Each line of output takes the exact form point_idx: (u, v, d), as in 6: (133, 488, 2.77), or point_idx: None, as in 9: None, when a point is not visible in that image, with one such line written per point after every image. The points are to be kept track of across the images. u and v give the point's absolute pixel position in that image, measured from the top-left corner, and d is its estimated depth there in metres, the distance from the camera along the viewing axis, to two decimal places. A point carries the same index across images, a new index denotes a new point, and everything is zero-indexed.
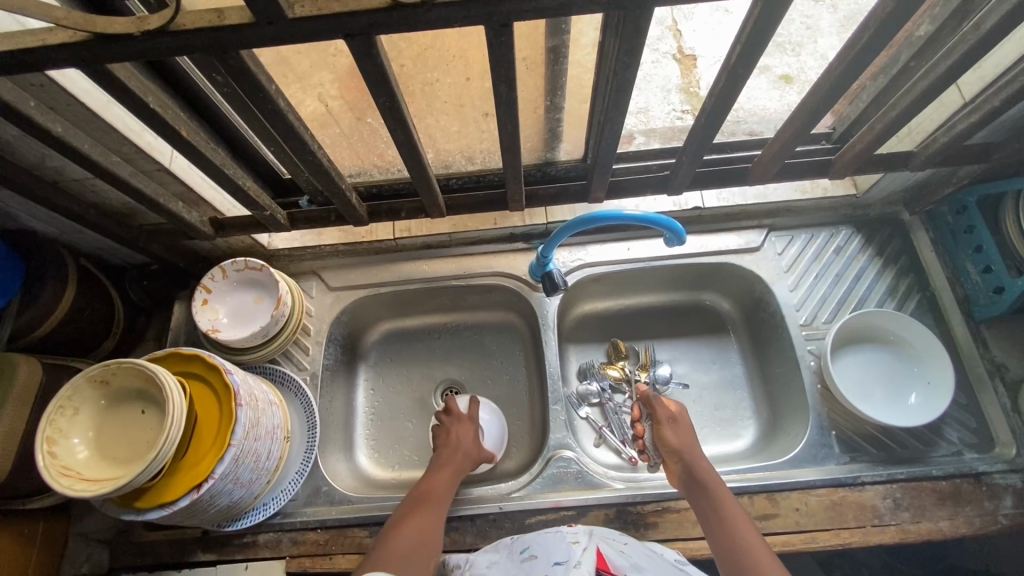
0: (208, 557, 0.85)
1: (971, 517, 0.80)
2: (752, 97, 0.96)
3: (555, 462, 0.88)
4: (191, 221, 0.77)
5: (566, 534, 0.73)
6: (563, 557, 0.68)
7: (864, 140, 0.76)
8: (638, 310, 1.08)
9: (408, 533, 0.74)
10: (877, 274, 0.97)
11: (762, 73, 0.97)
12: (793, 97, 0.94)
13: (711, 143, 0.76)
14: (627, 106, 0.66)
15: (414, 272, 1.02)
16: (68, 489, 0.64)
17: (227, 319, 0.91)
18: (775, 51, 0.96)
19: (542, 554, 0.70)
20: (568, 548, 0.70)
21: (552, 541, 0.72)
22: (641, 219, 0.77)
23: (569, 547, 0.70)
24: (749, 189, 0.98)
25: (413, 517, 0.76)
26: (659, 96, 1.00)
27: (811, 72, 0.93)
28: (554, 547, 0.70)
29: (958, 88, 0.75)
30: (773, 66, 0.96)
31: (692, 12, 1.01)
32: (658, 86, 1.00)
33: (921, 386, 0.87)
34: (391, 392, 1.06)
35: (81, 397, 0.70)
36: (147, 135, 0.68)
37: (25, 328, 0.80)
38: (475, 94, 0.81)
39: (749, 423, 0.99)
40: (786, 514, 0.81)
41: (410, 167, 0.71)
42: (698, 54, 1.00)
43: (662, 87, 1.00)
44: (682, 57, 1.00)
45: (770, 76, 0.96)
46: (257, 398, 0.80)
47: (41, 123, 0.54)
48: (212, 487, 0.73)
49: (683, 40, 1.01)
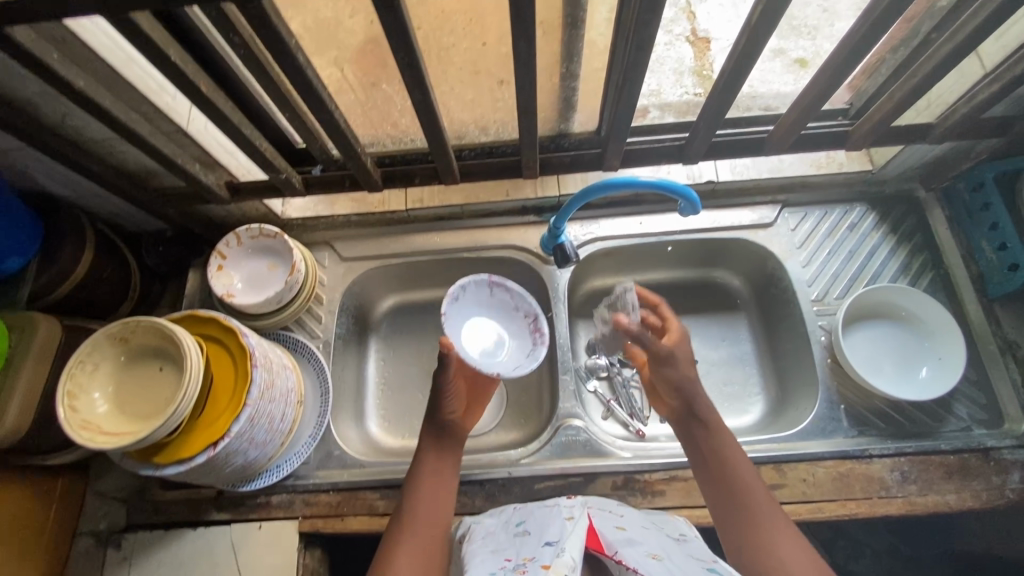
0: (222, 516, 0.87)
1: (978, 491, 0.80)
2: (765, 81, 0.92)
3: (564, 431, 0.89)
4: (208, 184, 0.78)
5: (562, 509, 0.69)
6: (554, 535, 0.63)
7: (882, 111, 0.75)
8: (649, 286, 1.08)
9: (428, 519, 0.70)
10: (891, 251, 0.96)
11: (776, 57, 0.91)
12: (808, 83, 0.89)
13: (727, 113, 0.76)
14: (646, 68, 0.65)
15: (425, 244, 1.03)
16: (90, 441, 0.65)
17: (242, 285, 0.92)
18: (790, 35, 0.89)
19: (536, 532, 0.66)
20: (561, 524, 0.65)
21: (547, 517, 0.68)
22: (656, 184, 0.77)
23: (563, 523, 0.65)
24: (762, 163, 1.00)
25: (428, 500, 0.72)
26: (671, 79, 0.96)
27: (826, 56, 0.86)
28: (549, 525, 0.66)
29: (980, 58, 0.74)
30: (788, 50, 0.91)
31: None
32: (670, 69, 0.96)
33: (932, 361, 0.87)
34: (401, 363, 1.07)
35: (101, 353, 0.71)
36: (164, 95, 0.68)
37: (44, 288, 0.81)
38: (490, 61, 0.81)
39: (758, 398, 0.99)
40: (793, 484, 0.82)
41: (427, 129, 0.71)
42: (712, 37, 0.94)
43: (674, 70, 0.96)
44: (695, 39, 0.95)
45: (785, 60, 0.91)
46: (271, 360, 0.81)
47: (65, 76, 0.55)
48: (228, 445, 0.74)
49: (698, 22, 0.95)
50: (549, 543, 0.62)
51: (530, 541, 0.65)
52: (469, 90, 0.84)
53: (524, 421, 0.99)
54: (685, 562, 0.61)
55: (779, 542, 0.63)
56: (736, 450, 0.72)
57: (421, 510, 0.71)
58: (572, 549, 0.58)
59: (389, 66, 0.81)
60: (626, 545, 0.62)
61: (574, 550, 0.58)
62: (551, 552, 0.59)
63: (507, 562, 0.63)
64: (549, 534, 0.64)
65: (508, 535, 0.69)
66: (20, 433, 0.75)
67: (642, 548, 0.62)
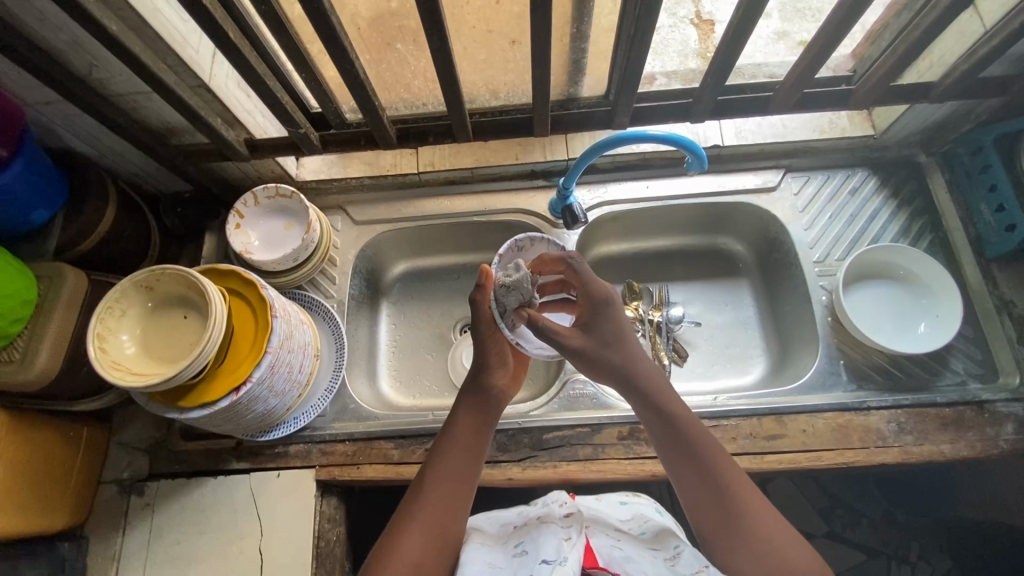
0: (242, 465, 0.90)
1: (972, 441, 0.83)
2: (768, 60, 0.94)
3: (572, 384, 0.92)
4: (229, 139, 0.81)
5: (559, 528, 0.65)
6: (551, 554, 0.60)
7: (883, 69, 0.77)
8: (654, 252, 1.11)
9: (445, 500, 0.66)
10: (891, 215, 0.98)
11: (780, 39, 0.94)
12: None
13: (733, 68, 0.77)
14: (657, 18, 0.67)
15: (436, 209, 1.05)
16: (120, 379, 0.68)
17: (259, 243, 0.95)
18: (793, 17, 0.94)
19: (533, 550, 0.63)
20: (558, 543, 0.62)
21: (543, 534, 0.65)
22: (665, 138, 0.80)
23: (559, 543, 0.62)
24: (767, 128, 1.00)
25: (451, 478, 0.68)
26: (675, 62, 0.98)
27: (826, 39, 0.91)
28: (545, 543, 0.63)
29: (978, 16, 0.76)
30: (791, 32, 0.94)
31: None
32: (675, 51, 0.98)
33: (930, 318, 0.90)
34: (412, 326, 1.10)
35: (129, 300, 0.74)
36: (189, 47, 0.71)
37: (70, 242, 0.84)
38: (503, 19, 0.82)
39: (760, 359, 1.02)
40: (794, 434, 0.85)
41: (442, 74, 0.74)
42: (716, 19, 0.98)
43: (679, 53, 0.98)
44: (700, 22, 0.98)
45: (789, 42, 0.94)
46: (289, 313, 0.84)
47: (98, 18, 0.58)
48: (250, 391, 0.77)
49: (702, 5, 0.99)
50: (546, 560, 0.59)
51: (527, 560, 0.62)
52: (482, 50, 0.86)
53: (531, 381, 1.01)
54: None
55: (754, 514, 0.62)
56: (693, 418, 0.68)
57: (441, 489, 0.67)
58: (572, 562, 0.56)
59: (403, 26, 0.83)
60: (622, 564, 0.61)
61: (574, 564, 0.56)
62: (548, 568, 0.57)
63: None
64: (545, 551, 0.61)
65: (506, 554, 0.66)
66: (50, 377, 0.77)
67: (636, 567, 0.60)
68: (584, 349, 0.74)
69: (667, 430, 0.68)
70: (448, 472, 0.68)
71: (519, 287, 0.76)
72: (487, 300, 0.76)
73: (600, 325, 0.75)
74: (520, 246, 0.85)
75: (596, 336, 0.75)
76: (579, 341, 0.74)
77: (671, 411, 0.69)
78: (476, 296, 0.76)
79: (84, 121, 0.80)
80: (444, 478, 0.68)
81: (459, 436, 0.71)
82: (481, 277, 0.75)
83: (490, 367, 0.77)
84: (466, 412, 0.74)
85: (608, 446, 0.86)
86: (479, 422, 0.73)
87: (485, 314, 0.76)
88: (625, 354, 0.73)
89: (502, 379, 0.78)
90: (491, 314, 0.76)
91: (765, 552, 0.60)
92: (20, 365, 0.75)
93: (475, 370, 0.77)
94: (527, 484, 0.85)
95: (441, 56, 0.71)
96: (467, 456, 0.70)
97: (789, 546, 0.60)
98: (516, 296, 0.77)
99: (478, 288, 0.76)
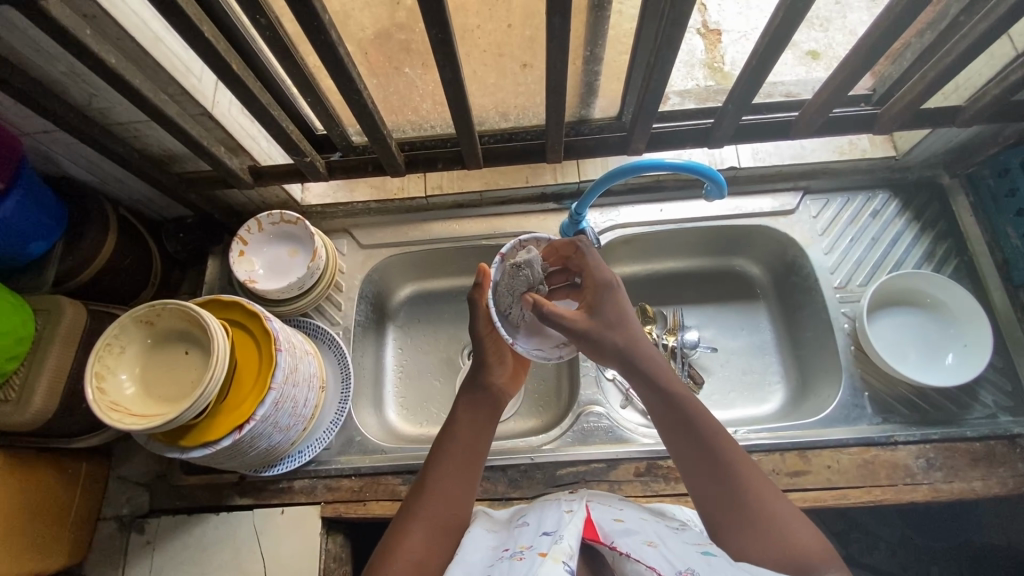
0: (245, 501, 0.87)
1: (1005, 478, 0.80)
2: (776, 72, 0.90)
3: (585, 417, 0.89)
4: (232, 167, 0.78)
5: (561, 503, 0.61)
6: (551, 527, 0.56)
7: (913, 92, 0.74)
8: (668, 273, 1.08)
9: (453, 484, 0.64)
10: (914, 238, 0.95)
11: (789, 48, 0.91)
12: (818, 74, 0.89)
13: (756, 94, 0.74)
14: (678, 46, 0.64)
15: (443, 232, 1.02)
16: (119, 421, 0.65)
17: (263, 271, 0.92)
18: (802, 26, 0.90)
19: (533, 525, 0.59)
20: (559, 517, 0.58)
21: (545, 509, 0.62)
22: (682, 165, 0.78)
23: (560, 516, 0.58)
24: (786, 149, 0.97)
25: (455, 465, 0.65)
26: (682, 71, 0.94)
27: (840, 48, 0.88)
28: (546, 518, 0.59)
29: (1011, 40, 0.73)
30: (800, 42, 0.91)
31: None
32: (681, 60, 0.95)
33: (957, 347, 0.87)
34: (419, 351, 1.07)
35: (128, 336, 0.71)
36: (191, 77, 0.69)
37: (68, 274, 0.82)
38: (515, 43, 0.80)
39: (778, 386, 0.99)
40: (817, 471, 0.82)
41: (453, 101, 0.72)
42: (723, 29, 0.96)
43: (685, 61, 0.95)
44: (706, 31, 0.96)
45: (796, 52, 0.91)
46: (294, 345, 0.81)
47: (97, 53, 0.56)
48: (254, 429, 0.74)
49: (709, 14, 0.96)
50: (546, 532, 0.55)
51: (527, 532, 0.59)
52: (492, 73, 0.83)
53: (542, 411, 0.98)
54: (684, 548, 0.54)
55: (767, 501, 0.57)
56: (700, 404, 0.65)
57: (444, 477, 0.64)
58: (569, 535, 0.52)
59: (412, 49, 0.80)
60: (624, 536, 0.56)
61: (572, 537, 0.52)
62: (547, 540, 0.52)
63: (500, 551, 0.56)
64: (546, 524, 0.57)
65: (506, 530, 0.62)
66: (47, 417, 0.75)
67: (641, 536, 0.55)
68: (590, 332, 0.70)
69: (675, 420, 0.63)
70: (453, 462, 0.65)
71: (530, 268, 0.74)
72: (485, 298, 0.76)
73: (603, 309, 0.72)
74: (522, 245, 0.80)
75: (599, 320, 0.71)
76: (584, 323, 0.70)
77: (678, 394, 0.65)
78: (474, 294, 0.76)
79: (83, 150, 0.77)
80: (449, 467, 0.65)
81: (461, 431, 0.69)
82: (479, 276, 0.75)
83: (490, 360, 0.76)
84: (466, 409, 0.71)
85: (624, 483, 0.83)
86: (483, 416, 0.71)
87: (484, 307, 0.76)
88: (625, 339, 0.69)
89: (501, 376, 0.76)
90: (489, 317, 0.76)
91: (779, 538, 0.54)
92: (17, 405, 0.73)
93: (474, 368, 0.76)
94: None
95: (452, 85, 0.69)
96: (471, 447, 0.67)
97: (803, 536, 0.55)
98: (524, 279, 0.75)
99: (476, 287, 0.76)
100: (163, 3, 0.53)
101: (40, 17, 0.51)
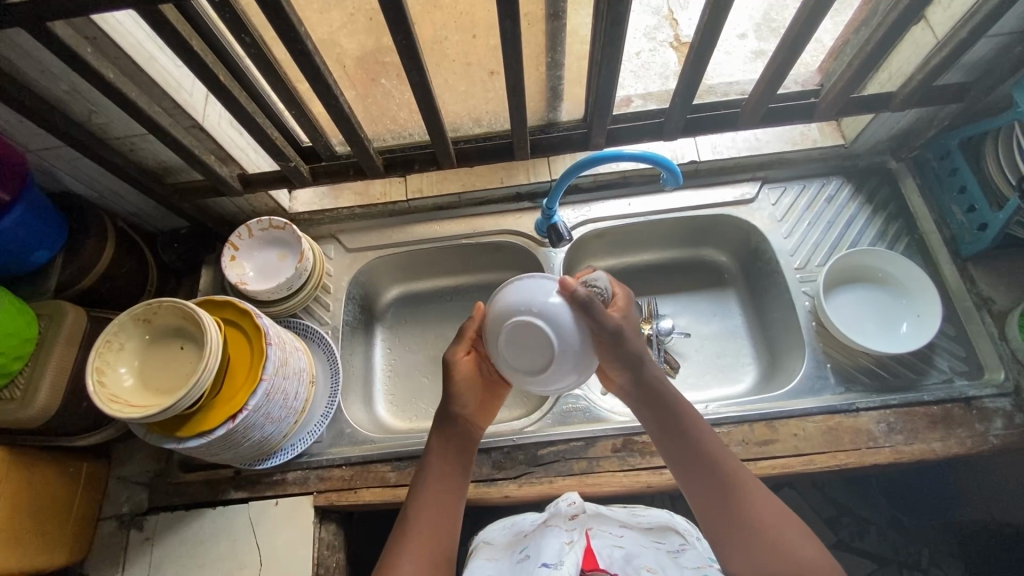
0: (241, 494, 0.90)
1: (962, 438, 0.84)
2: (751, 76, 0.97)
3: (565, 399, 0.93)
4: (222, 175, 0.85)
5: (560, 532, 0.66)
6: (552, 557, 0.61)
7: (843, 81, 0.81)
8: (641, 266, 1.13)
9: (435, 523, 0.65)
10: (867, 220, 1.01)
11: (758, 58, 0.97)
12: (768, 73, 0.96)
13: (699, 87, 0.81)
14: (622, 45, 0.71)
15: (425, 233, 1.08)
16: (117, 411, 0.70)
17: (254, 274, 0.98)
18: (769, 36, 0.97)
19: (534, 555, 0.64)
20: (559, 547, 0.62)
21: (545, 539, 0.66)
22: (640, 155, 0.84)
23: (562, 546, 0.63)
24: (742, 143, 1.04)
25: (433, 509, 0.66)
26: (657, 83, 1.01)
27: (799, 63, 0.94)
28: (546, 548, 0.64)
29: (931, 28, 0.79)
30: (768, 51, 0.97)
31: (688, 2, 1.02)
32: (656, 74, 1.01)
33: (912, 318, 0.92)
34: (406, 350, 1.11)
35: (126, 333, 0.76)
36: (183, 91, 0.75)
37: (69, 281, 0.86)
38: (482, 52, 0.87)
39: (750, 367, 1.03)
40: (785, 439, 0.86)
41: (422, 103, 0.78)
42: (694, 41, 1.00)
43: (661, 75, 1.01)
44: (678, 44, 1.01)
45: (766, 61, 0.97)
46: (284, 340, 0.85)
47: (96, 69, 0.62)
48: (247, 419, 0.77)
49: (681, 29, 1.01)
50: (545, 563, 0.60)
51: (528, 563, 0.63)
52: (462, 82, 0.90)
53: (524, 399, 1.02)
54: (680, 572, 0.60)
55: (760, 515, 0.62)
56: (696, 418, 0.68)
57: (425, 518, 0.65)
58: (569, 564, 0.58)
59: (386, 62, 0.87)
60: (624, 565, 0.62)
61: (571, 565, 0.58)
62: (547, 572, 0.58)
63: None
64: (545, 555, 0.62)
65: (510, 562, 0.67)
66: (50, 414, 0.79)
67: (639, 562, 0.62)
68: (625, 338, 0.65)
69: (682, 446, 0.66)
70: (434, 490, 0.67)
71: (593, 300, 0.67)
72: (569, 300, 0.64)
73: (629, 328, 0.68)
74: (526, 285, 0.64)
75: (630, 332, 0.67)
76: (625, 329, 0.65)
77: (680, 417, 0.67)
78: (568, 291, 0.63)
79: (83, 165, 0.83)
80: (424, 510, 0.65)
81: (440, 474, 0.68)
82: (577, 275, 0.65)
83: (461, 389, 0.70)
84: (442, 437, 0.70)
85: (602, 459, 0.87)
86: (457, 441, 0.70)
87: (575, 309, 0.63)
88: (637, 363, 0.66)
89: (469, 406, 0.70)
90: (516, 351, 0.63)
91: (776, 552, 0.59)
92: (21, 403, 0.77)
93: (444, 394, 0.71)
94: (524, 501, 0.86)
95: (420, 88, 0.75)
96: (449, 482, 0.67)
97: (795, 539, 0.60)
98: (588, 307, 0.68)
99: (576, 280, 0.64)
100: (157, 20, 0.60)
101: (47, 36, 0.58)
